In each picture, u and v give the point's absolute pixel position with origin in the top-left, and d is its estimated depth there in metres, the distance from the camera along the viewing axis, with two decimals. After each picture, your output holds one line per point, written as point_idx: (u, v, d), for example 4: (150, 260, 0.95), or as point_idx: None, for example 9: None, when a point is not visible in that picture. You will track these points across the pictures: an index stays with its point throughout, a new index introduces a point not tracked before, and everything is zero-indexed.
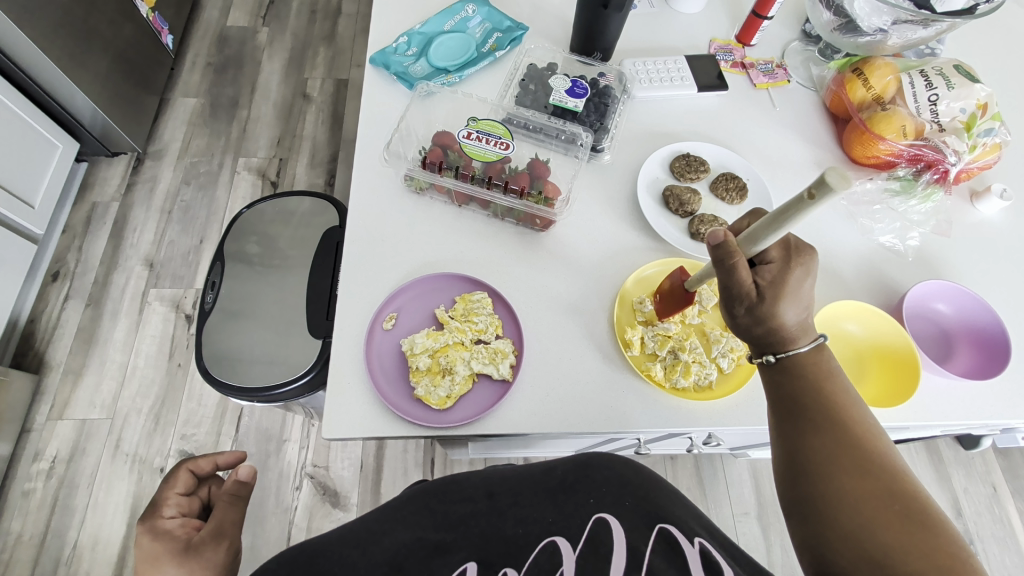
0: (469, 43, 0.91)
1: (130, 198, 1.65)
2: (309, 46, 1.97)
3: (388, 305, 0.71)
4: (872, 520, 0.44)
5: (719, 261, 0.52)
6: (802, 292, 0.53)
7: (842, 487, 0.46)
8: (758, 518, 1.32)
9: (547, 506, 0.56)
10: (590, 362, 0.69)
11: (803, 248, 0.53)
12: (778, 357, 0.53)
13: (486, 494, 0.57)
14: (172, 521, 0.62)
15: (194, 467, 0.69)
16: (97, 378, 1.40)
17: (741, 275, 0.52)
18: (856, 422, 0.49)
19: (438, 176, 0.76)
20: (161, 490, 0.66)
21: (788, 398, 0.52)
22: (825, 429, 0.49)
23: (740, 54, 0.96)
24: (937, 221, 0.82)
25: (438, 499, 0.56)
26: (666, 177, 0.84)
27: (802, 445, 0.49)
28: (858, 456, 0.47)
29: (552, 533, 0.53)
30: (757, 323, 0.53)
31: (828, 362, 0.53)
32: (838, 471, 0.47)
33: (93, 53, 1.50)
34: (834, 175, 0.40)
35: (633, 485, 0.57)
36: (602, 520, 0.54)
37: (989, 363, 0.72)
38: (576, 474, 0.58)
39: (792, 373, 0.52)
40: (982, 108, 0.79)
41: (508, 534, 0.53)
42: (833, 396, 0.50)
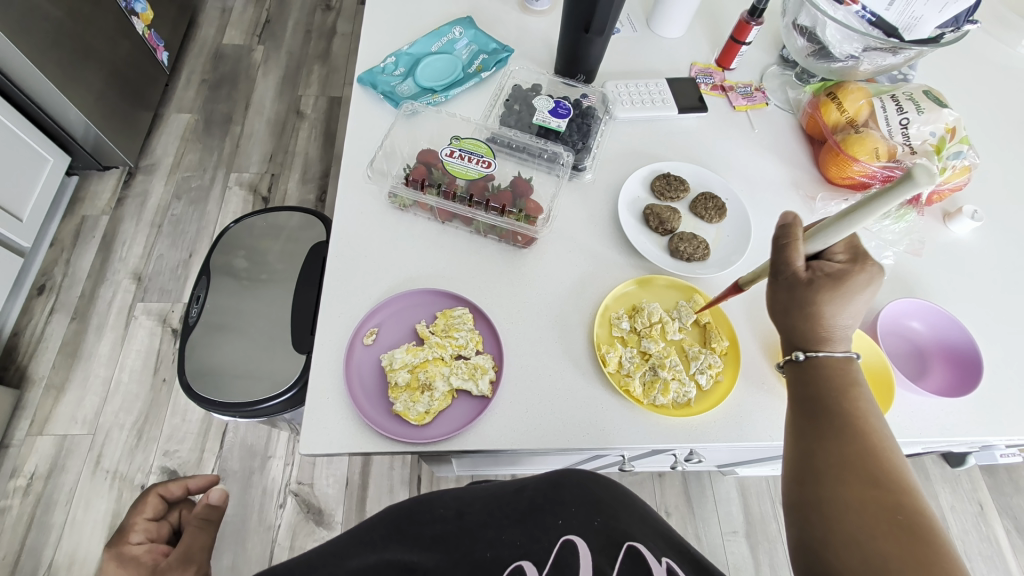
0: (455, 64, 0.93)
1: (120, 212, 1.65)
2: (303, 64, 2.00)
3: (369, 320, 0.71)
4: (870, 526, 0.44)
5: (777, 240, 0.58)
6: (856, 296, 0.54)
7: (847, 491, 0.47)
8: (746, 536, 1.31)
9: (516, 529, 0.55)
10: (570, 377, 0.70)
11: (873, 260, 0.55)
12: (806, 356, 0.55)
13: (457, 514, 0.57)
14: (139, 547, 0.61)
15: (164, 492, 0.68)
16: (80, 393, 1.38)
17: (791, 257, 0.57)
18: (871, 432, 0.50)
19: (421, 193, 0.77)
20: (129, 515, 0.66)
21: (805, 404, 0.54)
22: (840, 434, 0.50)
23: (720, 77, 0.99)
24: (911, 241, 0.84)
25: (409, 520, 0.56)
26: (646, 196, 0.86)
27: (815, 448, 0.50)
28: (868, 464, 0.47)
29: (520, 557, 0.53)
30: (796, 306, 0.56)
31: (854, 373, 0.54)
32: (845, 475, 0.47)
33: (88, 69, 1.52)
34: (921, 172, 0.43)
35: (601, 504, 0.57)
36: (568, 543, 0.54)
37: (963, 377, 0.74)
38: (545, 494, 0.58)
39: (815, 378, 0.54)
40: (951, 132, 0.81)
41: (477, 558, 0.53)
42: (853, 404, 0.51)
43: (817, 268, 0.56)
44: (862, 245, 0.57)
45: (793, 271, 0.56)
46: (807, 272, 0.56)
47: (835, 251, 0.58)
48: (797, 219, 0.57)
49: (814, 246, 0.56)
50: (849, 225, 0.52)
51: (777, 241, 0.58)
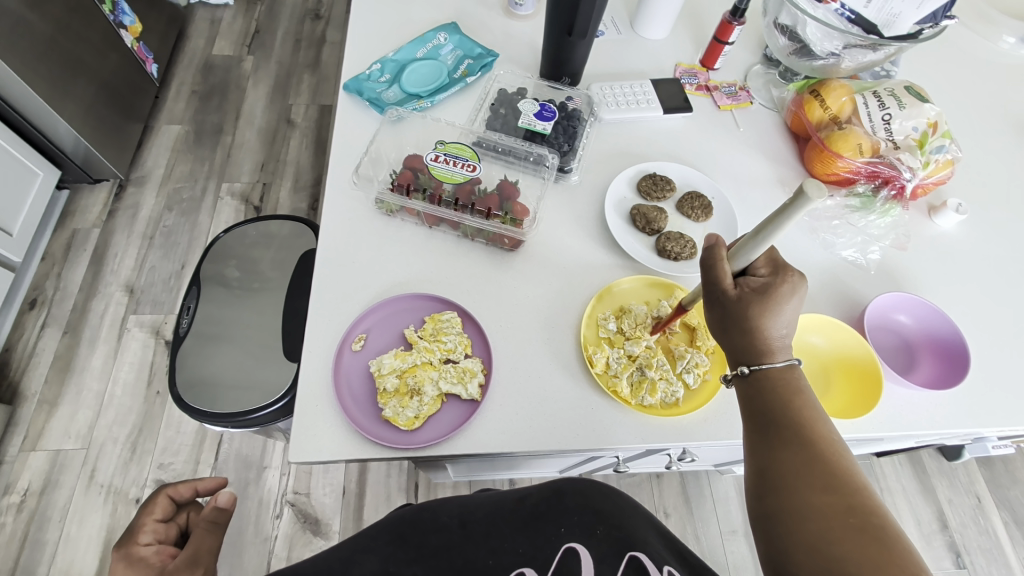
0: (440, 70, 0.94)
1: (111, 225, 1.65)
2: (293, 74, 2.01)
3: (357, 326, 0.71)
4: (833, 535, 0.45)
5: (704, 261, 0.59)
6: (785, 307, 0.55)
7: (806, 500, 0.47)
8: (745, 536, 1.31)
9: (518, 537, 0.55)
10: (560, 380, 0.70)
11: (794, 270, 0.56)
12: (751, 369, 0.55)
13: (460, 523, 0.56)
14: (147, 549, 0.61)
15: (173, 493, 0.68)
16: (73, 407, 1.37)
17: (719, 275, 0.57)
18: (821, 436, 0.50)
19: (407, 198, 0.77)
20: (140, 515, 0.65)
21: (757, 415, 0.54)
22: (793, 444, 0.50)
23: (704, 77, 1.00)
24: (896, 235, 0.85)
25: (415, 530, 0.55)
26: (633, 197, 0.86)
27: (772, 459, 0.50)
28: (824, 472, 0.48)
29: (521, 564, 0.53)
30: (730, 322, 0.56)
31: (798, 378, 0.54)
32: (802, 486, 0.48)
33: (77, 82, 1.52)
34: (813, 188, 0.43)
35: (605, 514, 0.57)
36: (570, 551, 0.54)
37: (951, 371, 0.74)
38: (548, 502, 0.58)
39: (762, 388, 0.54)
40: (933, 126, 0.82)
41: (479, 566, 0.53)
42: (803, 412, 0.51)
43: (744, 285, 0.57)
44: (782, 258, 0.58)
45: (721, 290, 0.57)
46: (737, 288, 0.57)
47: (759, 266, 0.59)
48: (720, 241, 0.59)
49: (738, 264, 0.57)
50: (763, 243, 0.52)
51: (704, 263, 0.59)
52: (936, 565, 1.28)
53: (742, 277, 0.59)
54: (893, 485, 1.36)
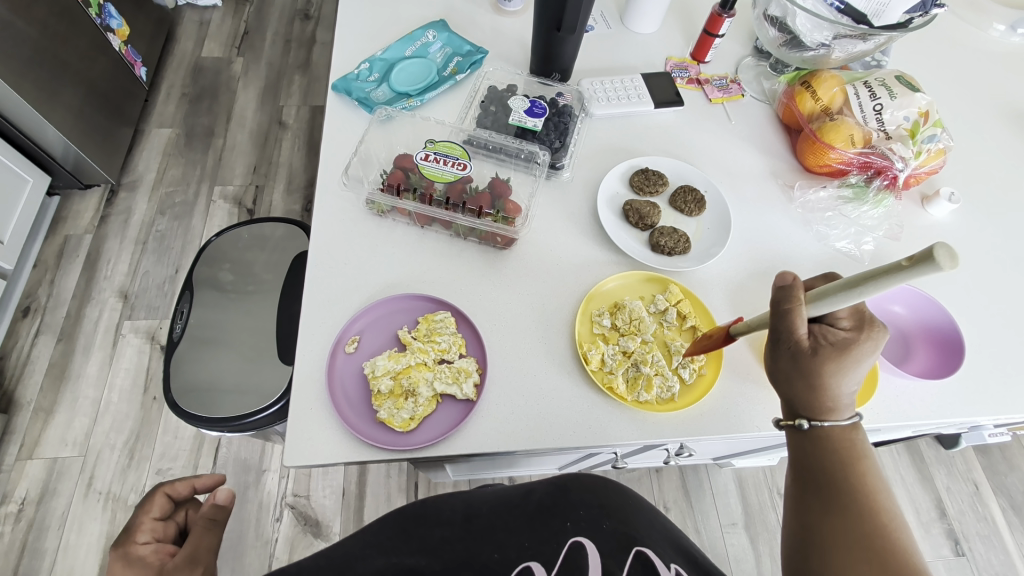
0: (429, 68, 0.93)
1: (103, 230, 1.64)
2: (283, 74, 2.00)
3: (350, 328, 0.71)
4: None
5: (779, 303, 0.57)
6: (860, 365, 0.55)
7: (850, 567, 0.49)
8: (745, 528, 1.31)
9: (524, 532, 0.55)
10: (556, 377, 0.70)
11: (877, 322, 0.55)
12: (811, 424, 0.57)
13: (463, 517, 0.57)
14: (145, 547, 0.60)
15: (170, 491, 0.66)
16: (69, 415, 1.37)
17: (794, 321, 0.56)
18: (876, 501, 0.52)
19: (398, 199, 0.77)
20: (136, 515, 0.64)
21: (808, 470, 0.56)
22: (844, 509, 0.52)
23: (695, 70, 0.99)
24: (890, 226, 0.85)
25: (416, 523, 0.56)
26: (625, 192, 0.85)
27: (820, 522, 0.52)
28: (873, 543, 0.49)
29: (528, 558, 0.52)
30: (799, 375, 0.56)
31: (858, 440, 0.56)
32: (852, 551, 0.49)
33: (66, 88, 1.51)
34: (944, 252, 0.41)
35: (611, 509, 0.57)
36: (578, 545, 0.53)
37: (947, 360, 0.74)
38: (553, 496, 0.59)
39: (821, 448, 0.56)
40: (924, 115, 0.82)
41: (484, 560, 0.52)
42: (861, 480, 0.53)
43: (819, 335, 0.56)
44: (865, 309, 0.56)
45: (795, 340, 0.56)
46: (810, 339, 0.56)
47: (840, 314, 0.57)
48: (799, 282, 0.57)
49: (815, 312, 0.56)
50: (854, 296, 0.50)
51: (778, 306, 0.57)
52: (935, 552, 1.29)
53: (818, 324, 0.58)
54: (891, 474, 1.37)
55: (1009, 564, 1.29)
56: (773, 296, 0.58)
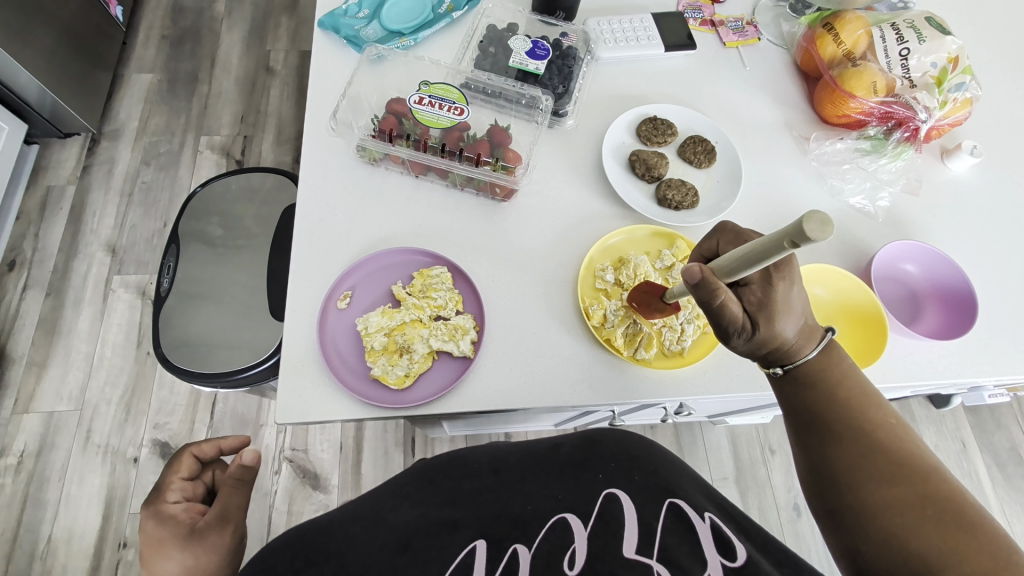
0: (424, 4, 0.86)
1: (87, 181, 1.58)
2: (269, 17, 1.89)
3: (342, 283, 0.67)
4: (909, 527, 0.43)
5: (706, 302, 0.50)
6: (791, 305, 0.52)
7: (875, 494, 0.46)
8: (736, 483, 1.34)
9: (556, 483, 0.53)
10: (556, 335, 0.68)
11: (780, 261, 0.53)
12: (787, 369, 0.54)
13: (492, 469, 0.55)
14: (177, 506, 0.58)
15: (198, 452, 0.64)
16: (63, 369, 1.36)
17: (728, 309, 0.51)
18: (872, 419, 0.50)
19: (391, 145, 0.72)
20: (164, 475, 0.62)
21: (799, 407, 0.54)
22: (842, 438, 0.49)
23: (709, 11, 0.93)
24: (908, 179, 0.81)
25: (444, 476, 0.55)
26: (632, 142, 0.81)
27: (825, 455, 0.50)
28: (884, 461, 0.47)
29: (562, 510, 0.50)
30: (757, 347, 0.53)
31: (840, 364, 0.53)
32: (869, 477, 0.47)
33: (38, 27, 1.41)
34: (815, 224, 0.38)
35: (641, 460, 0.54)
36: (612, 496, 0.51)
37: (958, 319, 0.72)
38: (583, 450, 0.56)
39: (804, 383, 0.53)
40: (954, 61, 0.77)
41: (516, 511, 0.50)
42: (849, 401, 0.51)
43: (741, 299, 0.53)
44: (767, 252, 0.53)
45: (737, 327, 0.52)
46: (744, 313, 0.52)
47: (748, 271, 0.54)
48: (705, 269, 0.49)
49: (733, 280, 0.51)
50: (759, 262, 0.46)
51: (706, 303, 0.50)
52: None
53: (734, 288, 0.54)
54: None
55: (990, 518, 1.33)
56: (692, 296, 0.51)
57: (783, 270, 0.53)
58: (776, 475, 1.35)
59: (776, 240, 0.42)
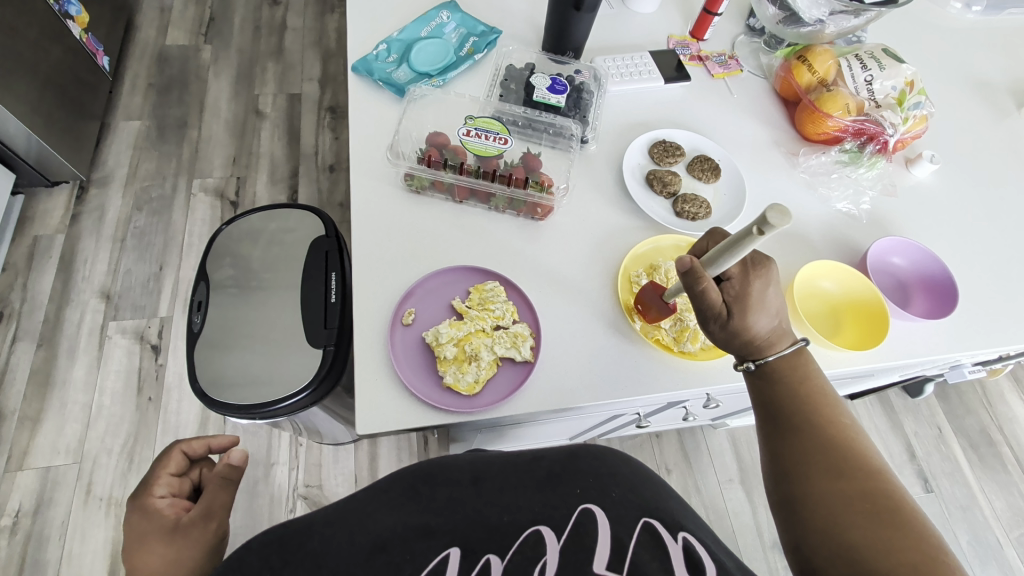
0: (447, 48, 0.94)
1: (76, 229, 1.58)
2: (256, 63, 1.95)
3: (406, 302, 0.73)
4: (845, 515, 0.49)
5: (689, 287, 0.60)
6: (763, 300, 0.61)
7: (820, 486, 0.52)
8: (741, 483, 1.42)
9: (535, 495, 0.55)
10: (598, 338, 0.74)
11: (759, 263, 0.62)
12: (757, 364, 0.62)
13: (472, 479, 0.56)
14: (162, 501, 0.61)
15: (187, 449, 0.68)
16: (59, 422, 1.32)
17: (708, 296, 0.60)
18: (829, 420, 0.56)
19: (439, 172, 0.79)
20: (152, 470, 0.65)
21: (765, 401, 0.61)
22: (800, 433, 0.56)
23: (696, 48, 1.05)
24: (883, 185, 0.93)
25: (424, 482, 0.55)
26: (647, 163, 0.90)
27: (784, 447, 0.56)
28: (834, 456, 0.53)
29: (538, 522, 0.53)
30: (731, 336, 0.61)
31: (805, 367, 0.61)
32: (817, 469, 0.53)
33: (20, 79, 1.42)
34: (775, 214, 0.48)
35: (621, 478, 0.57)
36: (587, 512, 0.53)
37: (941, 303, 0.83)
38: (564, 464, 0.58)
39: (773, 379, 0.61)
40: (909, 85, 0.91)
41: (493, 520, 0.52)
42: (810, 401, 0.58)
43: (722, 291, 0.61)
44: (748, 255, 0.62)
45: (715, 311, 0.60)
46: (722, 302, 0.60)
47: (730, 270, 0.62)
48: (694, 260, 0.59)
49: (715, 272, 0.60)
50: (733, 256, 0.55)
51: (689, 288, 0.60)
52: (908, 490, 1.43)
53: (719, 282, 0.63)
54: (866, 423, 1.51)
55: (970, 496, 1.44)
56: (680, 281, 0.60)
57: (760, 270, 0.62)
58: None
59: (743, 232, 0.52)
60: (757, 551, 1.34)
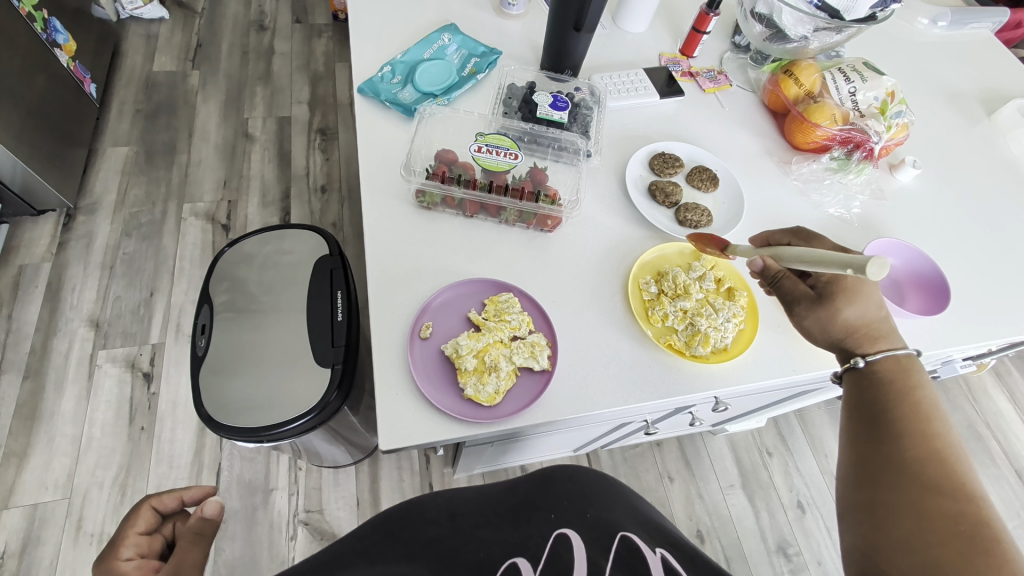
0: (449, 69, 0.97)
1: (63, 257, 1.55)
2: (245, 87, 1.96)
3: (422, 315, 0.73)
4: (928, 527, 0.51)
5: (769, 276, 0.69)
6: (861, 289, 0.66)
7: (907, 495, 0.53)
8: (743, 488, 1.43)
9: (508, 528, 0.60)
10: (612, 345, 0.76)
11: None
12: (864, 361, 0.65)
13: (449, 515, 0.61)
14: (128, 564, 0.55)
15: (158, 504, 0.62)
16: (47, 456, 1.28)
17: (785, 281, 0.69)
18: (933, 439, 0.56)
19: (448, 188, 0.81)
20: (119, 529, 0.60)
21: (865, 410, 0.62)
22: (897, 441, 0.57)
23: (686, 64, 1.10)
24: (872, 190, 0.98)
25: (405, 527, 0.59)
26: (647, 175, 0.93)
27: (878, 452, 0.58)
28: (929, 471, 0.54)
29: (514, 555, 0.57)
30: (830, 321, 0.66)
31: (915, 380, 0.62)
32: (907, 479, 0.54)
33: (7, 108, 1.41)
34: (873, 266, 0.53)
35: (590, 500, 0.64)
36: (562, 537, 0.59)
37: (934, 301, 0.87)
38: (536, 490, 0.64)
39: (876, 385, 0.63)
40: (890, 95, 0.96)
41: (472, 558, 0.56)
42: (913, 413, 0.59)
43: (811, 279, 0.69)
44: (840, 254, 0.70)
45: (800, 293, 0.68)
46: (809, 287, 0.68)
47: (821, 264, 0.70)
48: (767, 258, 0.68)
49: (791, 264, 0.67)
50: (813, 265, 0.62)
51: (767, 275, 0.69)
52: None
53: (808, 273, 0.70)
54: None
55: None
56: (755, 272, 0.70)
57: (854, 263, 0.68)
58: (776, 475, 1.45)
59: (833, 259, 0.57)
60: (762, 556, 1.34)
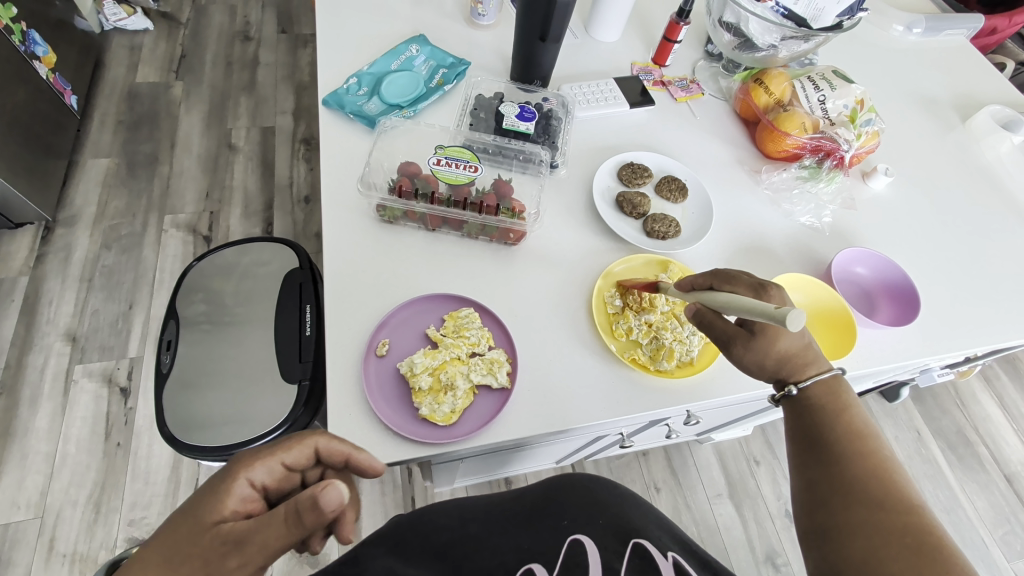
0: (417, 80, 0.96)
1: (41, 271, 1.53)
2: (228, 98, 1.95)
3: (380, 332, 0.72)
4: (882, 549, 0.49)
5: (701, 320, 0.66)
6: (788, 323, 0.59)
7: (856, 517, 0.52)
8: (730, 498, 1.41)
9: (522, 534, 0.62)
10: (576, 360, 0.74)
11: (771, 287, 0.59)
12: (798, 388, 0.61)
13: (461, 522, 0.64)
14: (244, 500, 0.47)
15: (322, 446, 0.53)
16: (20, 474, 1.25)
17: (716, 323, 0.64)
18: (868, 452, 0.55)
19: (410, 202, 0.79)
20: (291, 443, 0.52)
21: (803, 431, 0.60)
22: (838, 462, 0.55)
23: (659, 73, 1.09)
24: (842, 199, 0.97)
25: (417, 533, 0.62)
26: (616, 185, 0.92)
27: (823, 475, 0.56)
28: (871, 487, 0.53)
29: (528, 560, 0.59)
30: (763, 358, 0.62)
31: (844, 393, 0.60)
32: (854, 502, 0.52)
33: None
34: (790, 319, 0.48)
35: (602, 506, 0.65)
36: (577, 541, 0.61)
37: (905, 310, 0.86)
38: (546, 501, 0.66)
39: (810, 407, 0.60)
40: (860, 103, 0.95)
41: (484, 563, 0.59)
42: (849, 429, 0.57)
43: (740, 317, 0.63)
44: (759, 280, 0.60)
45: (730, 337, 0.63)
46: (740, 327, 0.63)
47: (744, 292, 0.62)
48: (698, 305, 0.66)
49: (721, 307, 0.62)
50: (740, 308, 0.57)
51: (699, 321, 0.66)
52: None
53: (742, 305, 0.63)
54: None
55: (954, 497, 1.46)
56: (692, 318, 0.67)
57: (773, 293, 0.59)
58: (764, 484, 1.44)
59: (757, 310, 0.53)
60: (749, 567, 1.32)
